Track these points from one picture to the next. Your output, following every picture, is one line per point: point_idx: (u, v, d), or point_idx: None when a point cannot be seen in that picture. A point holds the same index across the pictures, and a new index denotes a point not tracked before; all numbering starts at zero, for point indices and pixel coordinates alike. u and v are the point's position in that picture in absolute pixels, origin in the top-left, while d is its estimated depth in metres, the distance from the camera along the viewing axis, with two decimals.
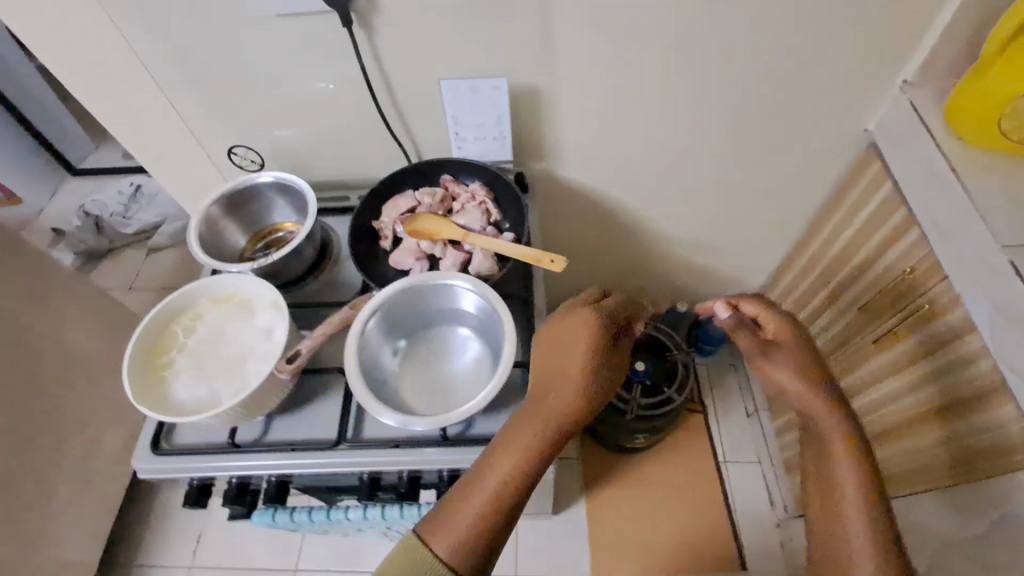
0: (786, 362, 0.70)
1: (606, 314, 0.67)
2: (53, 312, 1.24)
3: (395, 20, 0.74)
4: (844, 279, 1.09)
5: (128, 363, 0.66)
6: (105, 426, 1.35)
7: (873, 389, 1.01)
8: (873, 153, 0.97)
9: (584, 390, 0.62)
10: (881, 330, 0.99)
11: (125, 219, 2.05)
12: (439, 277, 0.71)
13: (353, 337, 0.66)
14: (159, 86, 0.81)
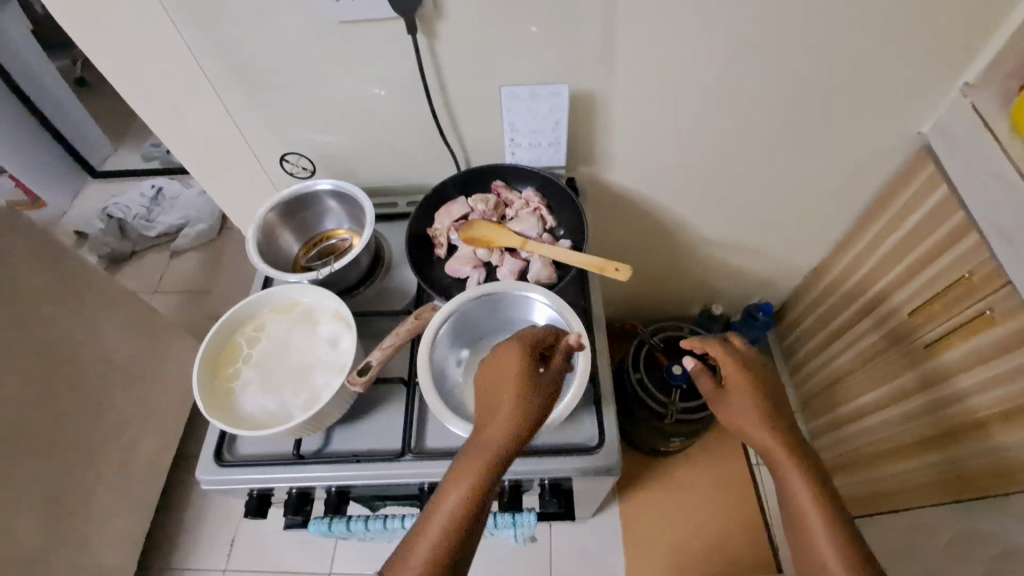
0: (743, 399, 0.70)
1: (529, 333, 0.65)
2: (92, 317, 1.24)
3: (457, 26, 0.73)
4: (891, 283, 1.08)
5: (196, 375, 0.66)
6: (140, 431, 1.35)
7: (921, 395, 1.00)
8: (927, 155, 0.96)
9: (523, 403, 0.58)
10: (931, 335, 0.98)
11: (148, 222, 2.04)
12: (508, 288, 0.71)
13: (426, 346, 0.67)
14: (216, 93, 0.81)
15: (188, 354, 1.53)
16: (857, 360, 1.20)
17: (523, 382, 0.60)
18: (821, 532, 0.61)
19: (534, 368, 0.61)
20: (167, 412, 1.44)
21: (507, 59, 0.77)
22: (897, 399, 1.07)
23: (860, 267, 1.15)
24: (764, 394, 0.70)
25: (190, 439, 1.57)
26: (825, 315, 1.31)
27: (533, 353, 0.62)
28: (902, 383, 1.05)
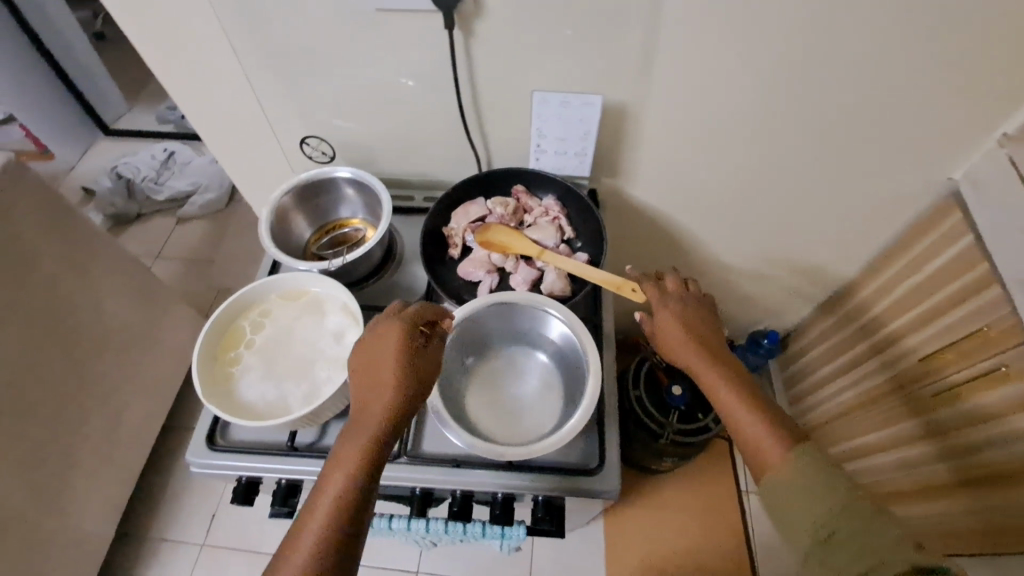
0: (669, 322, 0.73)
1: (411, 312, 0.64)
2: (93, 279, 1.23)
3: (495, 25, 0.71)
4: (903, 326, 1.07)
5: (196, 356, 0.64)
6: (130, 397, 1.34)
7: (929, 441, 0.99)
8: (954, 203, 0.94)
9: (405, 387, 0.58)
10: (940, 384, 0.97)
11: (157, 186, 2.01)
12: (524, 298, 0.70)
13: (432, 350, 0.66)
14: (243, 70, 0.79)
15: (186, 324, 1.51)
16: (859, 400, 1.19)
17: (405, 365, 0.59)
18: (755, 425, 0.61)
19: (414, 351, 0.61)
20: (158, 381, 1.43)
21: (542, 64, 0.75)
22: (902, 443, 1.06)
23: (873, 306, 1.15)
24: (691, 319, 0.73)
25: (180, 410, 1.56)
26: (832, 349, 1.29)
27: (414, 334, 0.62)
28: (908, 428, 1.05)
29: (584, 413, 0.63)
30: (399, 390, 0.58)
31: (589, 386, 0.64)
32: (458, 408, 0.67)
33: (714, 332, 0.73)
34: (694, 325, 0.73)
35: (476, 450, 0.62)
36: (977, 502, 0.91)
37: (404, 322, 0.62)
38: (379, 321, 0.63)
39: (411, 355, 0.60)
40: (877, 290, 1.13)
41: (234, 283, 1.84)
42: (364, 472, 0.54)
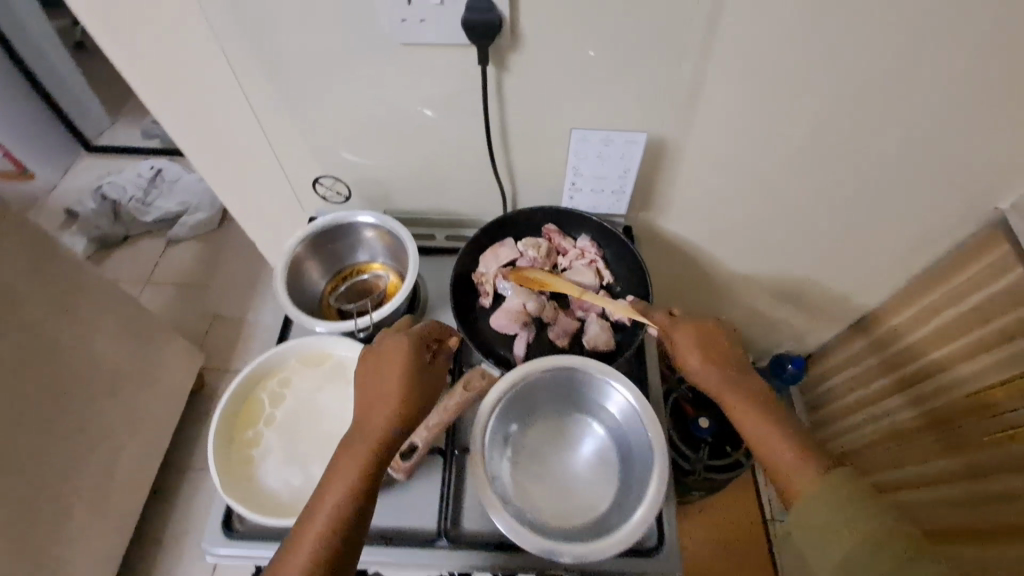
0: (688, 343, 0.68)
1: (417, 330, 0.62)
2: (84, 319, 1.14)
3: (533, 60, 0.65)
4: (944, 359, 1.02)
5: (212, 442, 0.60)
6: (125, 440, 1.26)
7: (978, 479, 0.95)
8: (1001, 237, 0.89)
9: (410, 408, 0.57)
10: (994, 422, 0.92)
11: (145, 206, 1.91)
12: (579, 364, 0.64)
13: (480, 426, 0.61)
14: (250, 103, 0.73)
15: (181, 358, 1.43)
16: (895, 431, 1.14)
17: (410, 386, 0.58)
18: (788, 458, 0.60)
19: (422, 371, 0.60)
20: (153, 421, 1.34)
21: (581, 100, 0.69)
22: (946, 478, 1.01)
23: (909, 336, 1.09)
24: (709, 332, 0.68)
25: (177, 448, 1.48)
26: (860, 377, 1.23)
27: (422, 353, 0.61)
28: (954, 463, 1.00)
29: (650, 506, 0.57)
30: (404, 411, 0.57)
31: (654, 472, 0.59)
32: (505, 489, 0.62)
33: (731, 344, 0.68)
34: (712, 338, 0.68)
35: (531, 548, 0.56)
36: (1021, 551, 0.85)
37: (413, 339, 0.61)
38: (387, 336, 0.62)
39: (417, 376, 0.59)
40: (911, 320, 1.07)
41: (229, 309, 1.74)
42: (362, 484, 0.53)
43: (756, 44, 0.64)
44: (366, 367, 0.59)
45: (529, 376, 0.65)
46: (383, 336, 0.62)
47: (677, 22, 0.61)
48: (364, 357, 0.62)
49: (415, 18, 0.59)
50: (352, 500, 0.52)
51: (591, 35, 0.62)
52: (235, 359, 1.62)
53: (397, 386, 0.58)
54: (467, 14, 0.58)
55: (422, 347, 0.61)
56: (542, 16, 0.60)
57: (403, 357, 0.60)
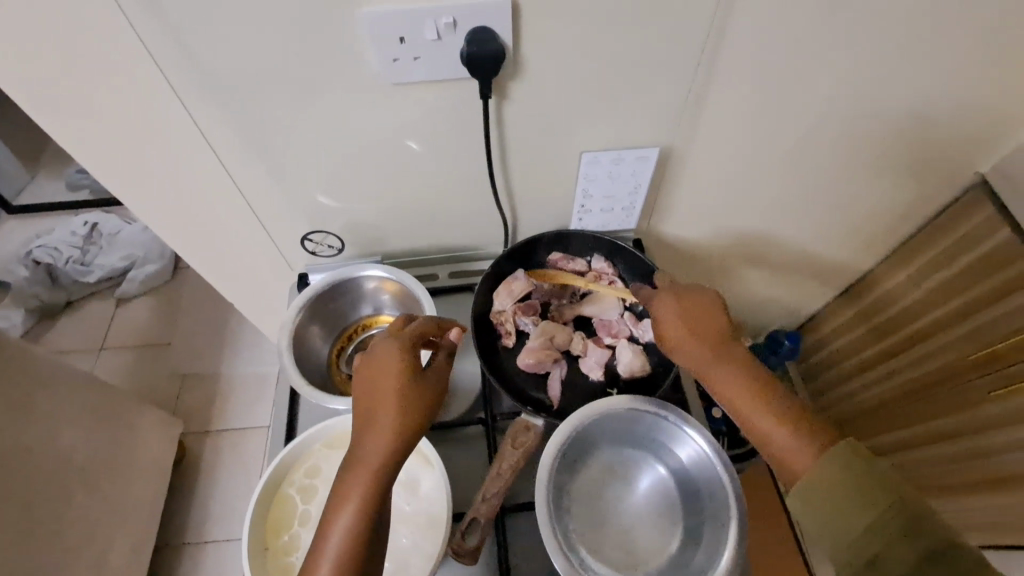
0: (670, 313, 0.62)
1: (408, 333, 0.58)
2: (48, 411, 1.03)
3: (535, 89, 0.61)
4: (935, 321, 0.96)
5: (247, 557, 0.57)
6: (112, 532, 1.15)
7: (975, 435, 0.92)
8: (983, 197, 0.83)
9: (411, 404, 0.53)
10: (996, 378, 0.88)
11: (84, 266, 1.68)
12: (636, 405, 0.62)
13: (544, 480, 0.58)
14: (225, 164, 0.66)
15: (157, 431, 1.31)
16: (895, 394, 1.06)
17: (410, 382, 0.54)
18: (778, 430, 0.53)
19: (420, 365, 0.56)
20: (138, 506, 1.23)
21: (586, 123, 0.66)
22: (939, 438, 0.99)
23: (901, 299, 1.00)
24: (697, 304, 0.62)
25: (167, 529, 1.35)
26: (849, 346, 1.14)
27: (416, 354, 0.57)
28: (957, 422, 0.95)
29: (736, 547, 0.55)
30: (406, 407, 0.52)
31: (729, 508, 0.57)
32: (573, 546, 0.58)
33: (724, 315, 0.61)
34: (699, 312, 0.61)
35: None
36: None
37: (405, 335, 0.58)
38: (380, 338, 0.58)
39: (415, 372, 0.55)
40: (903, 281, 0.98)
41: (199, 364, 1.57)
42: (370, 507, 0.48)
43: (768, 53, 0.61)
44: (361, 372, 0.55)
45: (585, 421, 0.62)
46: (372, 346, 0.57)
47: (686, 39, 0.58)
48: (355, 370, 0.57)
49: (407, 56, 0.55)
50: (360, 526, 0.47)
51: (598, 57, 0.59)
52: (216, 420, 1.49)
53: (394, 383, 0.53)
54: (468, 47, 0.54)
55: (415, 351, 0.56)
56: (545, 42, 0.57)
57: (396, 361, 0.55)
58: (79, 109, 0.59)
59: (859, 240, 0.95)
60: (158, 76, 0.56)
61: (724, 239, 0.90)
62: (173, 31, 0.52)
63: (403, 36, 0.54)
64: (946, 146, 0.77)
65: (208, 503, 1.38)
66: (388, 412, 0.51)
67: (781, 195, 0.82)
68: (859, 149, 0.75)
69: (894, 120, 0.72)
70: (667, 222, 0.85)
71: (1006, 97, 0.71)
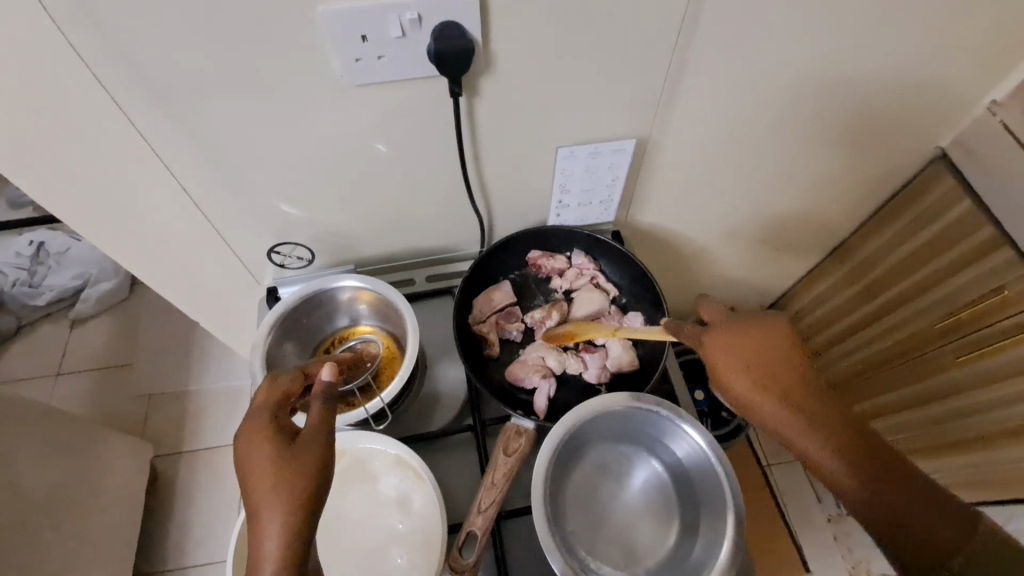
0: (735, 360, 0.55)
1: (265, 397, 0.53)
2: (6, 448, 0.96)
3: (507, 84, 0.59)
4: (901, 293, 0.98)
5: None
6: (88, 568, 1.10)
7: (946, 401, 0.96)
8: (943, 169, 0.84)
9: (285, 469, 0.45)
10: (962, 346, 0.90)
11: (32, 289, 1.57)
12: (628, 402, 0.60)
13: (540, 486, 0.57)
14: (180, 179, 0.62)
15: (127, 458, 1.25)
16: (869, 363, 1.10)
17: (278, 447, 0.47)
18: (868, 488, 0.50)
19: (284, 428, 0.49)
20: (112, 538, 1.17)
21: (560, 117, 0.64)
22: (916, 402, 1.02)
23: (874, 270, 1.01)
24: (761, 348, 0.56)
25: (146, 558, 1.30)
26: (825, 318, 1.16)
27: (279, 414, 0.51)
28: (925, 388, 0.99)
29: (735, 540, 0.55)
30: (280, 476, 0.45)
31: (726, 501, 0.56)
32: (572, 550, 0.57)
33: (794, 358, 0.55)
34: (764, 358, 0.55)
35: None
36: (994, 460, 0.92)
37: (266, 403, 0.52)
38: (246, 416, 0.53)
39: (284, 435, 0.48)
40: (875, 253, 1.00)
41: (166, 384, 1.50)
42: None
43: (741, 40, 0.60)
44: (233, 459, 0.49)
45: (576, 421, 0.61)
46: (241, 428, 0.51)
47: (658, 28, 0.57)
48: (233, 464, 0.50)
49: (370, 55, 0.52)
50: None
51: (570, 49, 0.57)
52: (189, 440, 1.43)
53: (262, 453, 0.47)
54: (435, 43, 0.51)
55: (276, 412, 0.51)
56: (515, 35, 0.54)
57: (259, 427, 0.49)
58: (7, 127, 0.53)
59: (829, 219, 0.96)
60: (99, 91, 0.52)
61: (700, 225, 0.90)
62: (110, 40, 0.48)
63: (366, 35, 0.51)
64: (912, 124, 0.78)
65: (188, 527, 1.33)
66: (264, 488, 0.44)
67: (753, 179, 0.82)
68: (827, 129, 0.76)
69: (860, 101, 0.73)
70: (644, 211, 0.84)
71: (966, 73, 0.72)
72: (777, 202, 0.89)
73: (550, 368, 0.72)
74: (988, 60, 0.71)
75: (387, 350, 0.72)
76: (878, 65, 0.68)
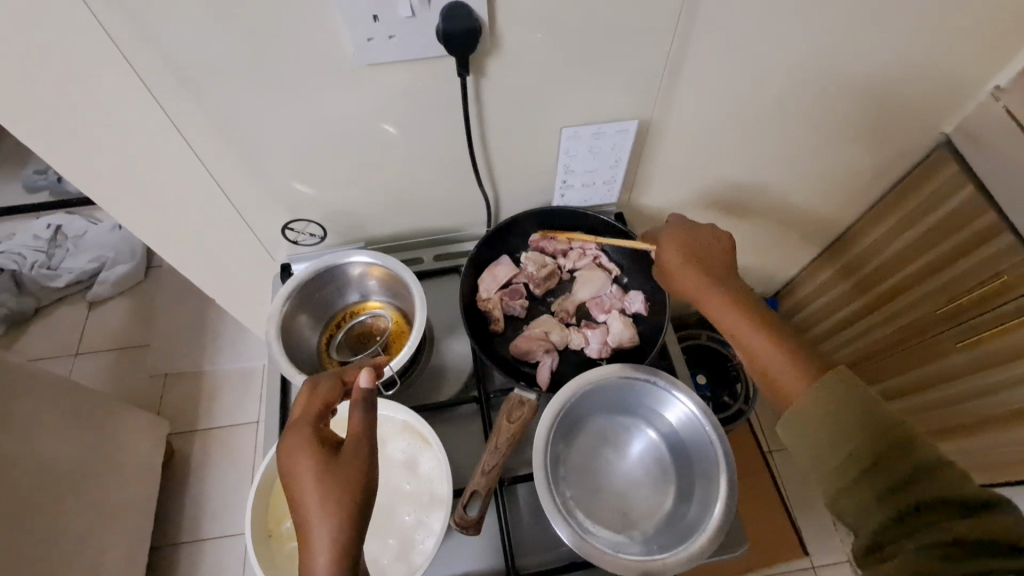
0: (675, 250, 0.70)
1: (307, 410, 0.52)
2: (28, 418, 1.00)
3: (512, 64, 0.61)
4: (904, 280, 0.99)
5: (252, 544, 0.60)
6: (106, 538, 1.14)
7: (944, 386, 0.97)
8: (947, 155, 0.85)
9: (332, 491, 0.45)
10: (962, 331, 0.91)
11: (51, 270, 1.62)
12: (625, 373, 0.63)
13: (541, 447, 0.60)
14: (198, 156, 0.64)
15: (142, 433, 1.29)
16: (870, 350, 1.11)
17: (323, 465, 0.46)
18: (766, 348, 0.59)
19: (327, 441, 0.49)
20: (130, 508, 1.22)
21: (565, 97, 0.66)
22: (912, 389, 1.04)
23: (875, 258, 1.03)
24: (702, 240, 0.70)
25: (161, 530, 1.34)
26: (829, 307, 1.18)
27: (321, 428, 0.51)
28: (926, 374, 1.00)
29: (726, 501, 0.58)
30: (326, 497, 0.45)
31: (718, 465, 0.59)
32: (571, 511, 0.60)
33: (723, 251, 0.69)
34: (701, 249, 0.70)
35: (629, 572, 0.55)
36: (986, 443, 0.94)
37: (309, 413, 0.52)
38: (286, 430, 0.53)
39: (326, 451, 0.48)
40: (875, 242, 1.01)
41: (181, 363, 1.54)
42: None
43: (742, 21, 0.61)
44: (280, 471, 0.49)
45: (575, 391, 0.63)
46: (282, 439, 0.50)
47: (661, 10, 0.58)
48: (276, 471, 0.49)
49: (381, 35, 0.54)
50: None
51: (574, 30, 0.58)
52: (203, 418, 1.47)
53: (308, 471, 0.46)
54: (443, 23, 0.53)
55: (317, 428, 0.50)
56: (521, 15, 0.56)
57: (304, 445, 0.48)
58: (37, 103, 0.56)
59: (831, 205, 0.97)
60: (125, 69, 0.54)
61: (702, 209, 0.92)
62: (136, 22, 0.50)
63: (377, 14, 0.53)
64: (914, 108, 0.79)
65: (202, 501, 1.37)
66: (312, 510, 0.44)
67: (754, 164, 0.84)
68: (827, 113, 0.77)
69: (862, 85, 0.74)
70: (647, 194, 0.86)
71: (969, 59, 0.73)
72: (778, 187, 0.90)
73: (553, 342, 0.75)
74: (990, 44, 0.71)
75: (396, 324, 0.75)
76: (881, 47, 0.68)
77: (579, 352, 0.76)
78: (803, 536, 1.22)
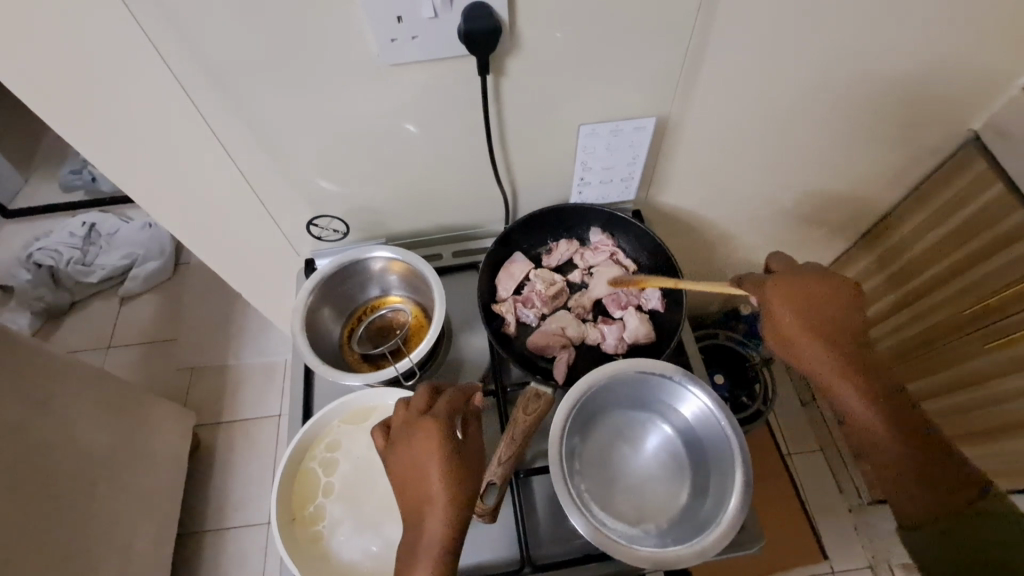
0: (798, 321, 0.68)
1: (440, 403, 0.59)
2: (63, 406, 1.04)
3: (530, 61, 0.62)
4: (938, 275, 0.97)
5: (277, 527, 0.61)
6: (136, 523, 1.18)
7: (973, 388, 0.94)
8: (976, 152, 0.83)
9: (453, 515, 0.53)
10: (990, 332, 0.89)
11: (86, 266, 1.67)
12: (641, 367, 0.63)
13: (556, 440, 0.60)
14: (226, 150, 0.67)
15: (170, 423, 1.33)
16: (900, 348, 1.09)
17: (454, 458, 0.55)
18: (897, 448, 0.63)
19: (455, 447, 0.56)
20: (159, 496, 1.26)
21: (583, 95, 0.67)
22: (945, 390, 1.00)
23: (910, 248, 1.00)
24: (821, 303, 0.68)
25: (188, 517, 1.38)
26: (858, 302, 1.16)
27: (450, 421, 0.58)
28: (954, 374, 0.97)
29: (741, 495, 0.58)
30: (446, 515, 0.53)
31: (734, 458, 0.60)
32: (587, 503, 0.60)
33: (848, 320, 0.68)
34: (823, 312, 0.68)
35: (643, 563, 0.56)
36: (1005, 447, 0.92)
37: (439, 418, 0.57)
38: (405, 420, 0.59)
39: (453, 446, 0.56)
40: (906, 238, 1.00)
41: (206, 357, 1.58)
42: (450, 552, 0.52)
43: (761, 16, 0.61)
44: (400, 457, 0.57)
45: (592, 384, 0.64)
46: (414, 423, 0.58)
47: (679, 6, 0.58)
48: (402, 442, 0.57)
49: (405, 35, 0.56)
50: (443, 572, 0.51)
51: (591, 28, 0.59)
52: (228, 411, 1.51)
53: (432, 483, 0.54)
54: (465, 23, 0.55)
55: (450, 421, 0.57)
56: (540, 15, 0.57)
57: (437, 441, 0.56)
58: (78, 98, 0.59)
59: (855, 202, 0.96)
60: (157, 64, 0.56)
61: (721, 207, 0.91)
62: (175, 23, 0.53)
63: (401, 15, 0.54)
64: (944, 104, 0.78)
65: (226, 491, 1.41)
66: (430, 525, 0.53)
67: (773, 161, 0.83)
68: (848, 110, 0.76)
69: (887, 80, 0.72)
70: (665, 192, 0.86)
71: (1000, 52, 0.71)
72: (801, 185, 0.89)
73: (570, 338, 0.76)
74: (1020, 38, 0.70)
75: (415, 318, 0.77)
76: (901, 45, 0.67)
77: (596, 347, 0.77)
78: (822, 539, 1.20)
